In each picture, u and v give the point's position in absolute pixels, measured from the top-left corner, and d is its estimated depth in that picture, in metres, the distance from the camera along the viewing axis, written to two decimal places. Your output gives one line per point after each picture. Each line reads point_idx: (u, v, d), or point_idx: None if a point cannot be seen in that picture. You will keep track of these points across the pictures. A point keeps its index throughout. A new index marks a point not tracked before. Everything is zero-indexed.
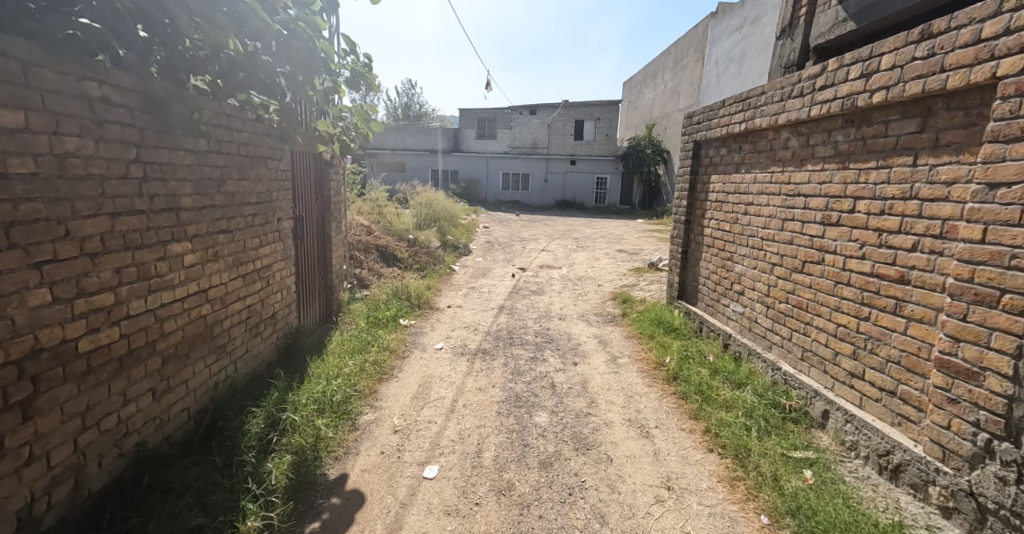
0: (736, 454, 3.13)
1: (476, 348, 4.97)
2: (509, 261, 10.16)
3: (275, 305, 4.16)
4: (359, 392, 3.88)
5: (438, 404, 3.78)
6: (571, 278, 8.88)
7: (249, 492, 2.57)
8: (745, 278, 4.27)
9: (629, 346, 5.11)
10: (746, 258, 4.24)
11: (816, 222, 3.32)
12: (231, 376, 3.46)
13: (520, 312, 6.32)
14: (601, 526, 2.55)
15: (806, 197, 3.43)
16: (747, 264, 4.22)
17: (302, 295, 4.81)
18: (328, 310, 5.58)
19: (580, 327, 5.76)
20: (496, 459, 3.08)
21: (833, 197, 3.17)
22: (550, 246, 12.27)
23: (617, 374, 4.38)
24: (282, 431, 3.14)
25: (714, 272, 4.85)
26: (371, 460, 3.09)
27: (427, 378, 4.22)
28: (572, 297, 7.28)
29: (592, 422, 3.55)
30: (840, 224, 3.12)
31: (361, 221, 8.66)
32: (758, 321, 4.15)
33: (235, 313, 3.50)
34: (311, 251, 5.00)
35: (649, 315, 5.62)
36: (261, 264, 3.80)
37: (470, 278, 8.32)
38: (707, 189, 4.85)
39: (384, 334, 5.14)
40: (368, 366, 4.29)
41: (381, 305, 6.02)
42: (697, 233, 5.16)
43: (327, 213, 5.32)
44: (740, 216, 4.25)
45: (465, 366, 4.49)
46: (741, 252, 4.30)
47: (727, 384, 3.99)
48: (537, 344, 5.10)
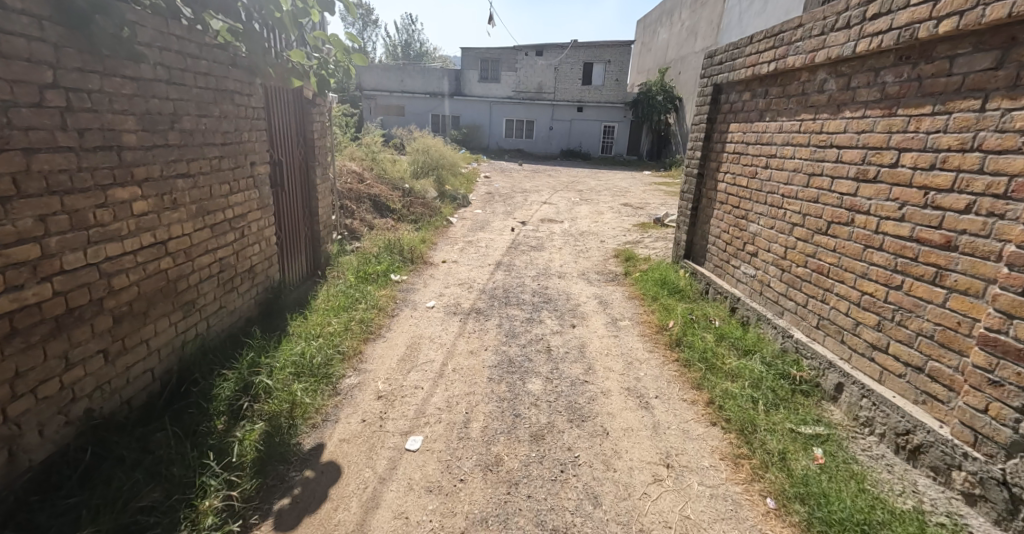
0: (741, 430, 2.89)
1: (469, 307, 4.71)
2: (509, 214, 9.77)
3: (252, 258, 3.85)
4: (342, 353, 3.66)
5: (426, 369, 3.56)
6: (573, 233, 8.52)
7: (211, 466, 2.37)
8: (761, 238, 3.93)
9: (630, 308, 4.84)
10: (763, 217, 3.87)
11: (848, 178, 2.95)
12: (201, 335, 3.21)
13: (518, 269, 6.03)
14: (595, 508, 2.35)
15: (839, 149, 3.03)
16: (764, 224, 3.87)
17: (285, 246, 4.52)
18: (315, 262, 5.30)
19: (581, 286, 5.49)
20: (484, 431, 2.87)
21: (872, 148, 2.78)
22: (553, 198, 11.82)
23: (617, 338, 4.13)
24: (254, 398, 2.93)
25: (726, 231, 4.50)
26: (350, 429, 2.90)
27: (416, 340, 3.99)
28: (573, 254, 6.96)
29: (588, 391, 3.32)
30: (879, 180, 2.75)
31: (353, 168, 8.21)
32: (772, 286, 3.84)
33: (205, 267, 3.20)
34: (294, 199, 4.65)
35: (653, 275, 5.33)
36: (232, 214, 3.46)
37: (467, 232, 7.97)
38: (725, 139, 4.42)
39: (373, 290, 4.88)
40: (353, 325, 4.05)
41: (371, 258, 5.72)
42: (709, 188, 4.77)
43: (311, 159, 4.92)
44: (760, 170, 3.86)
45: (457, 327, 4.25)
46: (758, 209, 3.94)
47: (733, 351, 3.73)
48: (535, 304, 4.83)
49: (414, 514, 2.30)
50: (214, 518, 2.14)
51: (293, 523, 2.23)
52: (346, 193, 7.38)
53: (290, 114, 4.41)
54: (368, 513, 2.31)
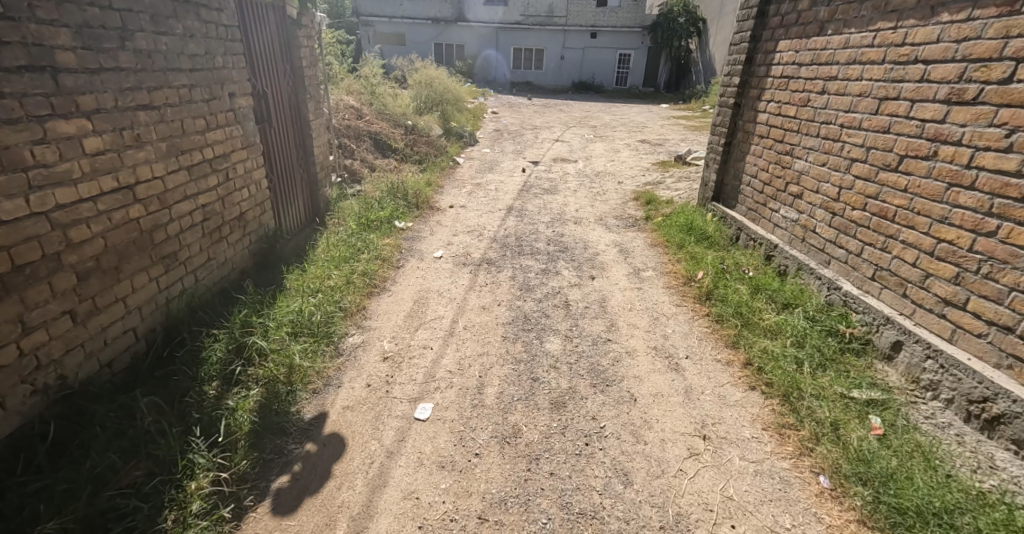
0: (787, 396, 2.63)
1: (479, 257, 4.38)
2: (519, 153, 9.21)
3: (242, 203, 3.50)
4: (344, 310, 3.37)
5: (435, 326, 3.28)
6: (588, 174, 8.02)
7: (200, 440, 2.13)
8: (808, 176, 3.51)
9: (654, 257, 4.48)
10: (813, 152, 3.43)
11: (936, 100, 2.50)
12: (190, 289, 2.91)
13: (531, 214, 5.64)
14: (625, 488, 2.12)
15: (928, 65, 2.55)
16: (814, 160, 3.42)
17: (280, 191, 4.14)
18: (314, 208, 4.94)
19: (598, 232, 5.11)
20: (499, 398, 2.62)
21: (978, 60, 2.32)
22: (565, 135, 11.17)
23: (640, 291, 3.81)
24: (249, 361, 2.66)
25: (765, 170, 4.06)
26: (354, 396, 2.65)
27: (423, 295, 3.69)
28: (589, 197, 6.51)
29: (612, 351, 3.04)
30: (981, 102, 2.31)
31: (351, 103, 7.64)
32: (818, 231, 3.47)
33: (188, 214, 2.86)
34: (285, 138, 4.23)
35: (678, 220, 4.92)
36: (213, 154, 3.06)
37: (475, 174, 7.50)
38: (771, 61, 3.89)
39: (376, 239, 4.53)
40: (355, 278, 3.74)
41: (373, 203, 5.33)
42: (748, 119, 4.27)
43: (300, 90, 4.41)
44: (814, 96, 3.37)
45: (467, 280, 3.94)
46: (807, 145, 3.48)
47: (772, 305, 3.42)
48: (550, 253, 4.48)
49: (425, 495, 2.07)
50: (202, 502, 1.90)
51: (293, 505, 2.00)
52: (344, 131, 6.87)
53: (272, 36, 3.89)
54: (375, 492, 2.07)
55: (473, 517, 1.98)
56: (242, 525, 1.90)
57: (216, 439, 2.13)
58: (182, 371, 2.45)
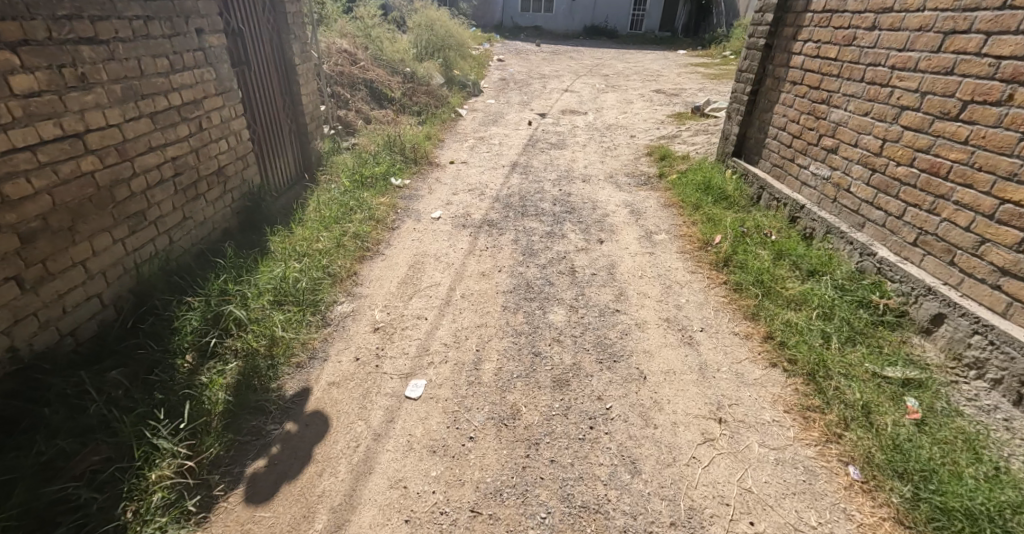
0: (812, 373, 2.42)
1: (479, 219, 4.13)
2: (525, 104, 8.76)
3: (219, 156, 3.24)
4: (332, 276, 3.16)
5: (430, 294, 3.10)
6: (598, 128, 7.61)
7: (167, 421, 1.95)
8: (847, 128, 3.33)
9: (667, 219, 4.22)
10: (855, 100, 3.25)
11: (1015, 32, 2.28)
12: (164, 252, 2.70)
13: (536, 171, 5.32)
14: (632, 478, 1.93)
15: None
16: (855, 109, 3.24)
17: (264, 145, 3.92)
18: (306, 163, 4.71)
19: (608, 191, 4.80)
20: (498, 375, 2.45)
21: None
22: (574, 85, 10.60)
23: (652, 256, 3.59)
24: (228, 331, 2.46)
25: (797, 121, 3.88)
26: (341, 370, 2.46)
27: (418, 261, 3.47)
28: (599, 153, 6.12)
29: (620, 323, 2.87)
30: None
31: (346, 48, 7.17)
32: (853, 190, 3.29)
33: (156, 168, 2.61)
34: (269, 86, 3.97)
35: (693, 179, 4.70)
36: (181, 99, 2.77)
37: (477, 127, 7.10)
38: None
39: (370, 198, 4.29)
40: (345, 243, 3.51)
41: (369, 159, 5.04)
42: (779, 62, 4.13)
43: (282, 29, 4.07)
44: (864, 35, 3.14)
45: (465, 244, 3.72)
46: (849, 93, 3.30)
47: (796, 272, 3.22)
48: (556, 215, 4.24)
49: (413, 483, 1.89)
50: (164, 494, 1.74)
51: (268, 493, 1.84)
52: (338, 79, 6.48)
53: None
54: (359, 480, 1.90)
55: (465, 511, 1.80)
56: (210, 518, 1.74)
57: (183, 420, 1.94)
58: (148, 342, 2.23)
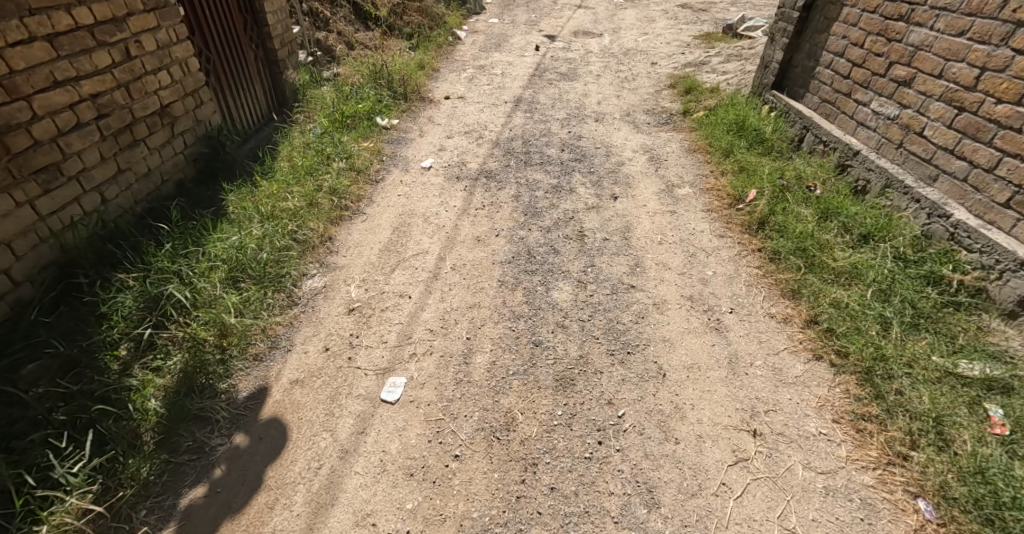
0: (868, 371, 2.00)
1: (477, 167, 4.25)
2: (534, 24, 8.83)
3: (158, 89, 2.99)
4: (300, 244, 2.87)
5: (415, 268, 2.85)
6: (616, 53, 7.54)
7: (78, 446, 1.62)
8: (931, 52, 2.91)
9: (692, 166, 4.22)
10: (948, 15, 2.80)
11: None
12: (95, 213, 2.44)
13: (542, 109, 5.68)
14: (649, 514, 1.61)
15: None
16: (944, 27, 2.82)
17: (225, 74, 4.01)
18: (280, 98, 4.94)
19: (623, 132, 5.09)
20: (490, 373, 2.12)
21: None
22: (590, 4, 9.90)
23: (673, 216, 3.47)
24: (167, 319, 2.06)
25: (861, 44, 3.52)
26: (306, 365, 2.10)
27: (404, 218, 3.39)
28: (616, 89, 6.29)
29: (636, 302, 2.60)
30: None
31: None
32: (925, 133, 2.92)
33: (70, 107, 2.35)
34: (225, 9, 4.05)
35: (725, 116, 4.73)
36: (85, 18, 2.46)
37: (477, 53, 7.56)
38: None
39: (350, 141, 4.32)
40: (318, 206, 3.24)
41: (351, 94, 5.28)
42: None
43: None
44: None
45: (459, 202, 3.66)
46: (941, 5, 2.85)
47: (846, 238, 2.88)
48: (563, 163, 4.37)
49: (384, 520, 1.59)
50: None
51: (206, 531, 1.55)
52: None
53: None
54: (319, 515, 1.60)
55: None
56: None
57: (87, 448, 1.59)
58: (53, 342, 1.84)
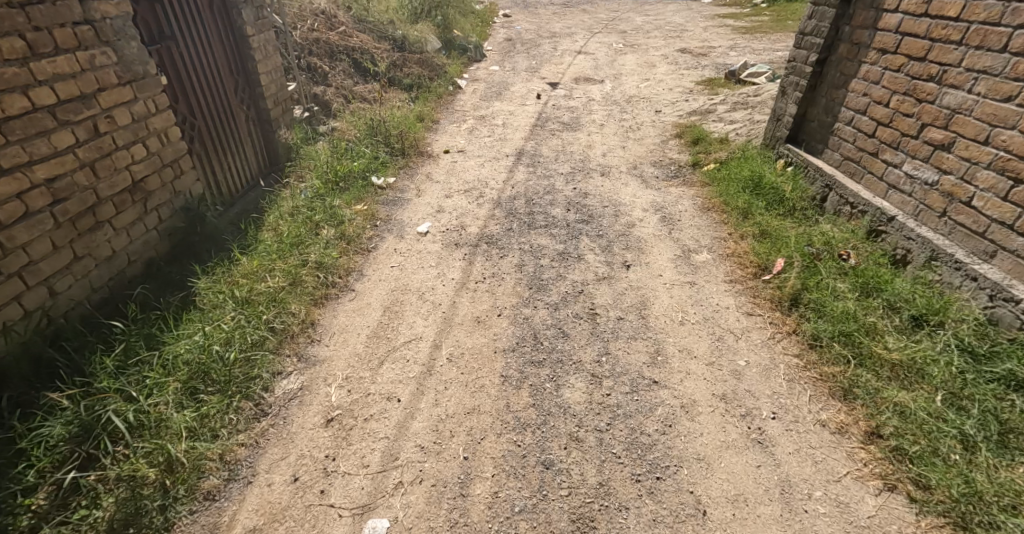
0: (963, 517, 1.72)
1: (476, 232, 3.98)
2: (534, 71, 8.82)
3: (129, 164, 2.79)
4: (278, 334, 2.53)
5: (407, 360, 2.52)
6: (619, 101, 7.43)
7: None
8: (971, 116, 2.75)
9: (709, 229, 3.96)
10: (990, 78, 2.65)
11: None
12: (39, 314, 2.23)
13: (545, 162, 5.47)
14: None
15: None
16: (986, 91, 2.67)
17: (211, 140, 3.86)
18: (272, 157, 4.83)
19: (631, 186, 4.86)
20: (491, 510, 1.79)
21: None
22: (590, 49, 10.00)
23: (693, 289, 3.20)
24: (100, 451, 1.80)
25: (885, 102, 3.35)
26: (269, 505, 1.78)
27: (396, 295, 3.11)
28: (621, 139, 6.10)
29: (661, 405, 2.24)
30: None
31: (324, 8, 7.48)
32: (973, 204, 2.73)
33: (18, 195, 2.16)
34: (214, 72, 3.94)
35: (739, 172, 4.50)
36: (46, 99, 2.30)
37: (478, 102, 7.47)
38: None
39: (342, 205, 4.13)
40: (300, 286, 2.93)
41: (347, 151, 5.19)
42: (859, 23, 3.62)
43: (215, 9, 3.98)
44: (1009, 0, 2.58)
45: (458, 274, 3.40)
46: (979, 68, 2.72)
47: (895, 322, 2.55)
48: (570, 225, 4.11)
49: None
50: None
51: None
52: (315, 48, 6.77)
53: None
54: None
55: None
56: None
57: None
58: None
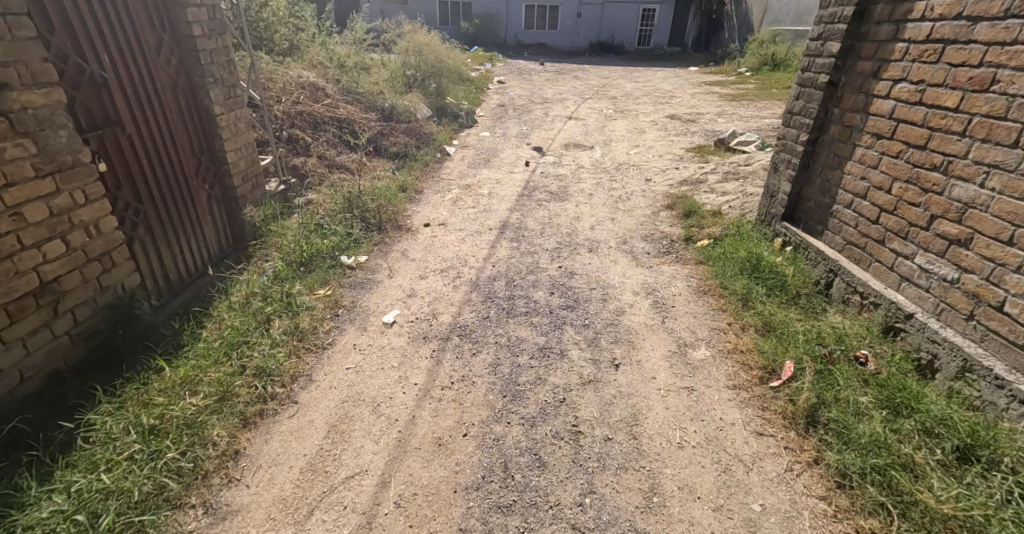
0: None
1: (448, 321, 3.57)
2: (524, 137, 8.78)
3: (39, 263, 2.47)
4: (184, 477, 2.12)
5: (345, 507, 2.11)
6: (609, 169, 7.27)
7: None
8: (988, 212, 2.54)
9: (707, 317, 3.58)
10: (1003, 174, 2.47)
11: None
12: None
13: (529, 236, 5.17)
14: None
15: None
16: (1002, 186, 2.47)
17: (160, 226, 3.53)
18: (237, 236, 4.50)
19: (620, 264, 4.52)
20: None
21: None
22: (580, 115, 10.07)
23: (693, 397, 2.77)
24: None
25: (886, 188, 3.15)
26: None
27: (345, 409, 2.65)
28: (610, 210, 5.84)
29: None
30: None
31: (311, 80, 7.46)
32: (1005, 309, 2.43)
33: None
34: (171, 153, 3.66)
35: (737, 251, 4.18)
36: None
37: (465, 170, 7.30)
38: (887, 37, 3.15)
39: (302, 292, 3.75)
40: (228, 404, 2.48)
41: (318, 227, 4.86)
42: (849, 105, 3.46)
43: (179, 89, 3.77)
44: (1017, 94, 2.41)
45: (421, 377, 2.96)
46: (991, 161, 2.53)
47: (937, 457, 2.15)
48: (553, 311, 3.71)
49: None
50: None
51: None
52: (297, 119, 6.65)
53: (119, 28, 3.23)
54: None
55: None
56: None
57: None
58: None
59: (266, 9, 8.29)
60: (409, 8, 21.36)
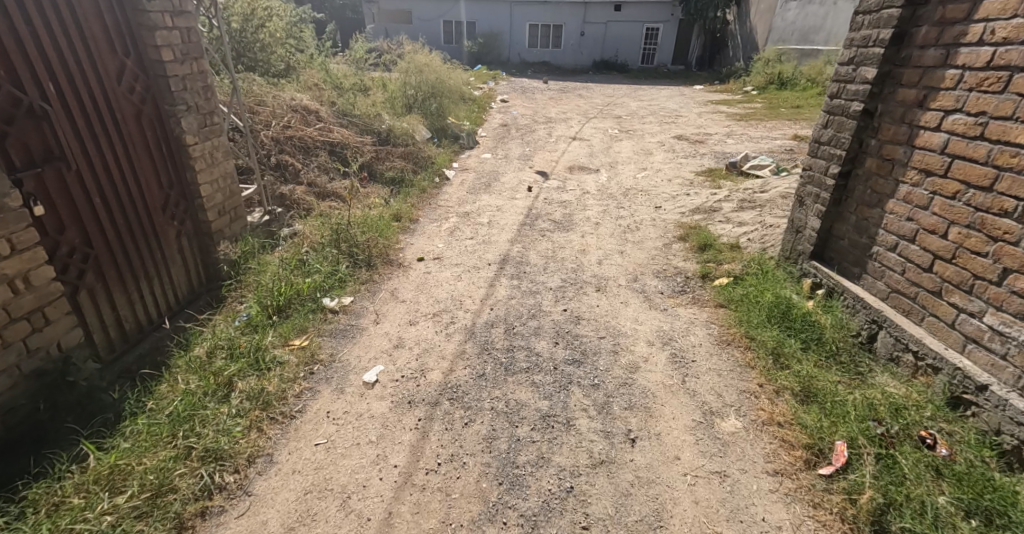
0: None
1: (438, 381, 3.11)
2: (526, 160, 8.42)
3: None
4: None
5: None
6: (616, 194, 6.87)
7: None
8: None
9: (734, 375, 3.11)
10: None
11: None
12: None
13: (531, 272, 4.74)
14: None
15: None
16: None
17: (115, 272, 3.12)
18: (211, 275, 4.11)
19: (632, 306, 4.08)
20: None
21: None
22: (585, 136, 9.73)
23: (723, 487, 2.33)
24: None
25: (940, 233, 2.72)
26: None
27: (308, 504, 2.24)
28: (618, 242, 5.41)
29: None
30: None
31: (303, 102, 7.13)
32: None
33: None
34: (132, 189, 3.26)
35: (762, 295, 3.72)
36: None
37: (465, 196, 6.90)
38: (934, 62, 2.76)
39: (275, 344, 3.32)
40: (161, 504, 2.13)
41: (301, 263, 4.43)
42: (889, 136, 3.06)
43: (143, 117, 3.37)
44: None
45: (403, 457, 2.50)
46: None
47: None
48: (558, 368, 3.24)
49: None
50: None
51: None
52: (285, 145, 6.31)
53: (70, 53, 2.86)
54: None
55: None
56: None
57: None
58: None
59: (262, 30, 8.00)
60: (412, 28, 21.34)
